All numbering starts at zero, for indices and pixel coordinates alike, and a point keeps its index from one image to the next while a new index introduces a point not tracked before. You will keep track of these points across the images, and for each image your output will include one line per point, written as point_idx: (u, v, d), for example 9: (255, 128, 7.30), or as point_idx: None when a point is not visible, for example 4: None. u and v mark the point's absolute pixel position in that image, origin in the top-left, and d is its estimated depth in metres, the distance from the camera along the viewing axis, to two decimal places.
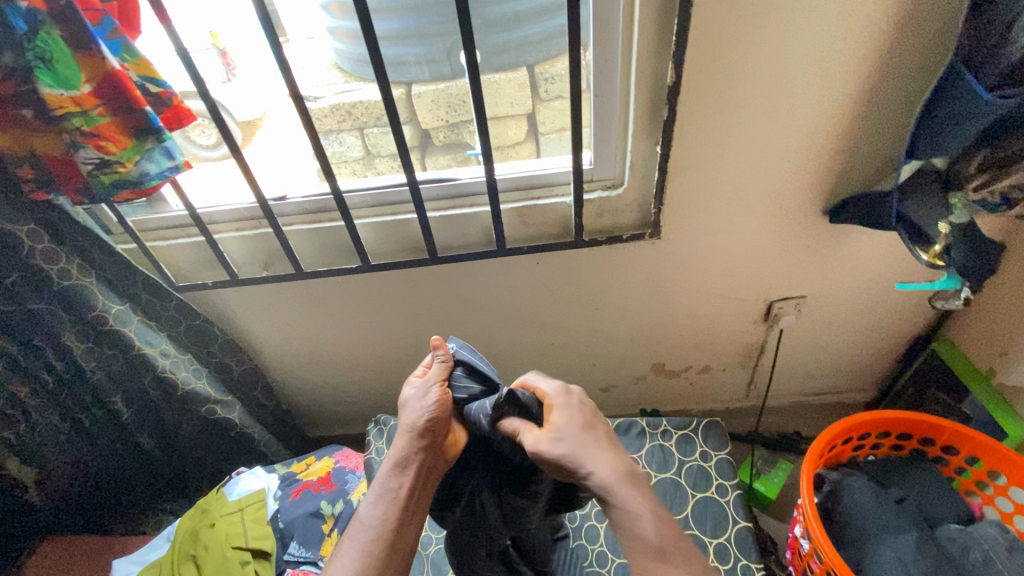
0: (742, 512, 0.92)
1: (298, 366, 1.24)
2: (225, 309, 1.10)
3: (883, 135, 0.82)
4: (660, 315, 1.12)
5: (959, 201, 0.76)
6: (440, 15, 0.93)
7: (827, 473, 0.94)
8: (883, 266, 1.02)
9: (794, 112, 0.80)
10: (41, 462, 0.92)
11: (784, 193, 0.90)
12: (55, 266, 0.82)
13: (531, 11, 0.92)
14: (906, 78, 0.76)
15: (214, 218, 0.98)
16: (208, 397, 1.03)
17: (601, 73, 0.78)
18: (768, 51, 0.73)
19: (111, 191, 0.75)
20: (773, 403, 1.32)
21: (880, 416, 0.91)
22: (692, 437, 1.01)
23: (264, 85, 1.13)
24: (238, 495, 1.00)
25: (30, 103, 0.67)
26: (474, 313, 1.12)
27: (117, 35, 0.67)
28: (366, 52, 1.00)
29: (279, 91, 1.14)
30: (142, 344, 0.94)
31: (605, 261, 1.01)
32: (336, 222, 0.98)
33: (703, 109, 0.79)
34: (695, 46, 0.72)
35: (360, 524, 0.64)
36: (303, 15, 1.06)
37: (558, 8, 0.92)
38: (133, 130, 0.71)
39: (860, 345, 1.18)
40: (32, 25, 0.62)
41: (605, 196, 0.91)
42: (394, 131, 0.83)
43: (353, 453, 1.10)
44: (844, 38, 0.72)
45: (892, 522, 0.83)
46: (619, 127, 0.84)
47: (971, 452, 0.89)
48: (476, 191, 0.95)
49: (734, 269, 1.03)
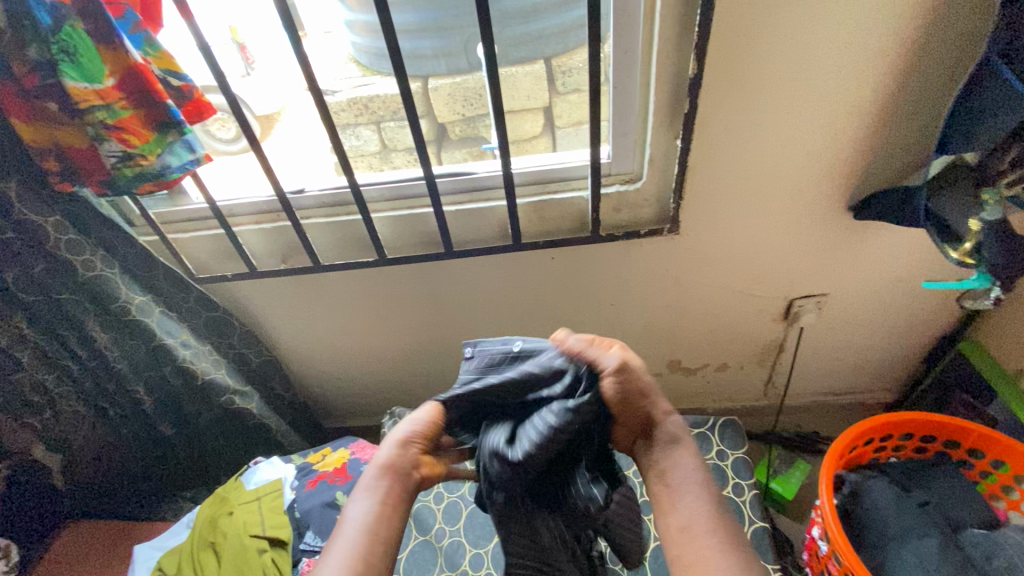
0: (759, 512, 0.90)
1: (314, 357, 1.25)
2: (244, 301, 1.12)
3: (911, 129, 0.80)
4: (677, 312, 1.11)
5: (992, 197, 0.72)
6: (458, 8, 0.93)
7: (845, 474, 0.92)
8: (909, 264, 1.00)
9: (820, 104, 0.77)
10: (64, 447, 0.94)
11: (808, 188, 0.88)
12: (80, 258, 0.84)
13: (549, 3, 0.91)
14: (940, 68, 0.73)
15: (234, 211, 0.99)
16: (227, 387, 1.04)
17: (621, 66, 0.77)
18: (794, 42, 0.71)
19: (133, 184, 0.76)
20: (792, 402, 1.30)
21: (903, 418, 0.89)
22: (708, 435, 1.00)
23: (283, 80, 1.12)
24: (256, 484, 1.01)
25: (55, 96, 0.68)
26: (489, 307, 1.12)
27: (139, 29, 0.68)
28: (383, 46, 1.00)
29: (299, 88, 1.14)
30: (163, 334, 0.95)
31: (622, 256, 1.00)
32: (352, 216, 0.99)
33: (726, 102, 0.77)
34: (718, 38, 0.71)
35: (340, 545, 0.55)
36: (323, 12, 1.04)
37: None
38: (156, 123, 0.72)
39: (883, 344, 1.16)
40: (56, 19, 0.62)
41: (622, 190, 0.90)
42: (411, 125, 0.82)
43: (369, 444, 1.09)
44: (874, 27, 0.70)
45: (915, 526, 0.81)
46: (638, 120, 0.83)
47: (997, 456, 0.87)
48: (492, 184, 0.95)
49: (754, 266, 1.01)
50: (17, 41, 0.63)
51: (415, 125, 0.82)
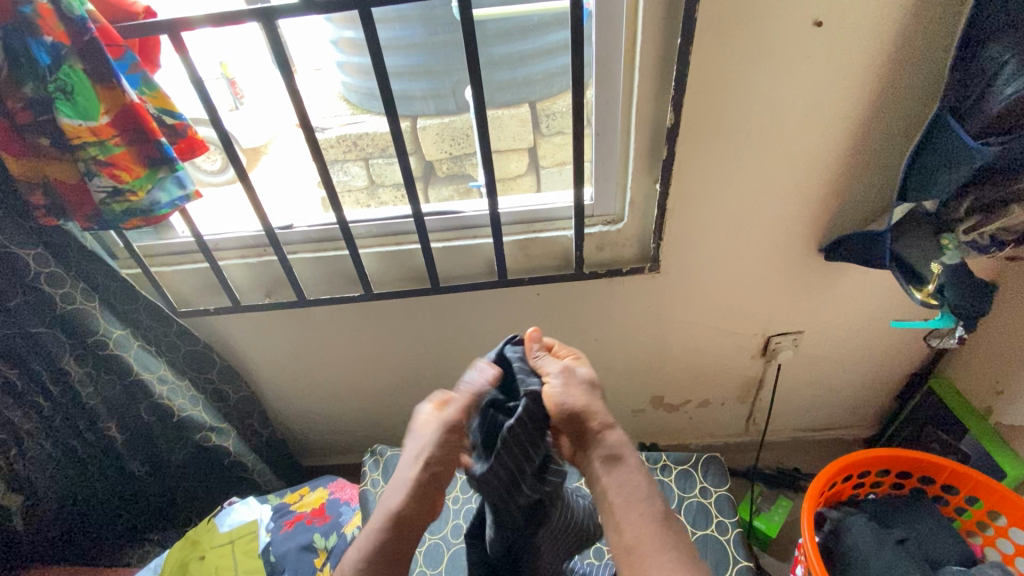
0: (743, 550, 0.90)
1: (293, 392, 1.23)
2: (225, 335, 1.10)
3: (874, 177, 0.85)
4: (659, 348, 1.13)
5: (951, 242, 0.77)
6: (447, 53, 0.98)
7: (826, 510, 0.92)
8: (880, 304, 1.04)
9: (789, 152, 0.82)
10: (27, 487, 0.90)
11: (780, 230, 0.92)
12: (59, 290, 0.83)
13: (533, 51, 0.96)
14: (896, 123, 0.79)
15: (220, 245, 1.00)
16: (203, 423, 1.03)
17: (602, 114, 0.81)
18: (762, 98, 0.76)
19: (121, 219, 0.75)
20: (772, 438, 1.32)
21: (879, 454, 0.89)
22: (691, 472, 1.00)
23: (271, 115, 1.14)
24: (229, 526, 0.95)
25: (47, 132, 0.68)
26: (475, 341, 1.12)
27: (137, 70, 0.70)
28: (371, 85, 1.04)
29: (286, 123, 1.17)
30: (140, 369, 0.94)
31: (605, 293, 1.02)
32: (340, 251, 0.99)
33: (700, 149, 0.81)
34: (693, 91, 0.75)
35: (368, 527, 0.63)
36: (316, 50, 1.05)
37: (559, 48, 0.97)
38: (147, 160, 0.73)
39: (858, 381, 1.19)
40: (55, 59, 0.64)
41: (605, 231, 0.93)
42: (402, 165, 0.83)
43: (348, 483, 1.07)
44: (835, 85, 0.75)
45: (896, 564, 0.80)
46: (619, 164, 0.86)
47: (972, 492, 0.87)
48: (479, 223, 0.97)
49: (732, 304, 1.04)
50: (14, 80, 0.64)
51: (405, 165, 0.83)
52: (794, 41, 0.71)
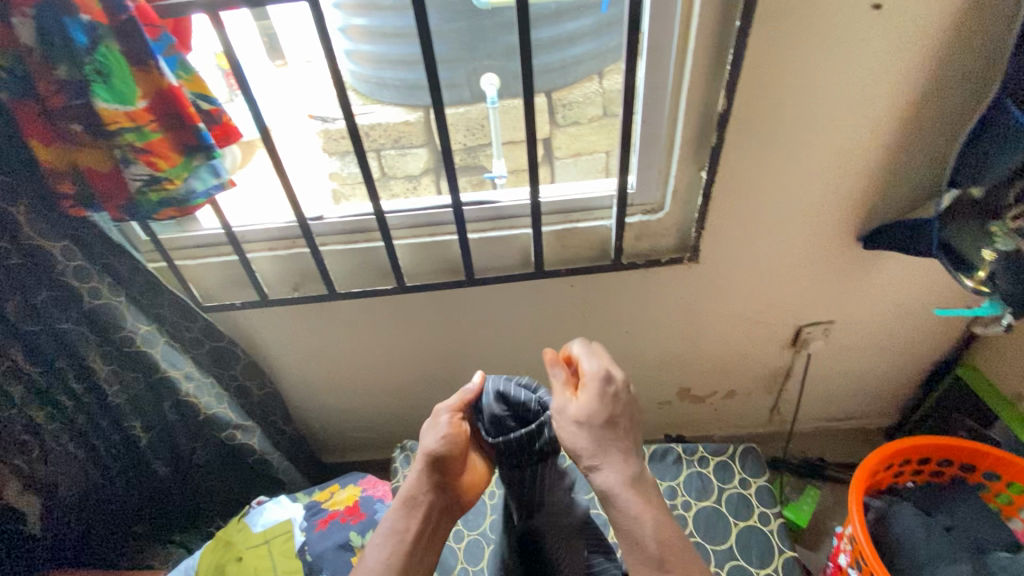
0: (787, 540, 0.89)
1: (316, 389, 1.20)
2: (249, 331, 1.07)
3: (921, 164, 0.84)
4: (692, 338, 1.12)
5: (1000, 229, 0.74)
6: (458, 40, 0.97)
7: (870, 500, 0.90)
8: (914, 293, 1.04)
9: (838, 139, 0.81)
10: (50, 490, 0.86)
11: (821, 219, 0.91)
12: (86, 285, 0.79)
13: (547, 39, 0.94)
14: (947, 110, 0.78)
15: (247, 237, 0.96)
16: (228, 422, 1.00)
17: (650, 101, 0.79)
18: (814, 83, 0.75)
19: (155, 209, 0.72)
20: (797, 428, 1.32)
21: (923, 442, 0.88)
22: (730, 463, 0.99)
23: (277, 100, 1.13)
24: (263, 526, 0.93)
25: (80, 117, 0.64)
26: (505, 334, 1.10)
27: (173, 52, 0.67)
28: (378, 73, 1.01)
29: (290, 113, 1.15)
30: (166, 366, 0.90)
31: (642, 283, 1.01)
32: (372, 242, 0.97)
33: (748, 136, 0.80)
34: (747, 77, 0.74)
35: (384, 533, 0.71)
36: (301, 42, 1.04)
37: (576, 35, 0.95)
38: (183, 147, 0.69)
39: (884, 370, 1.19)
40: (92, 39, 0.61)
41: (645, 220, 0.91)
42: (444, 153, 0.80)
43: (380, 480, 1.04)
44: (889, 71, 0.74)
45: (944, 550, 0.81)
46: (663, 152, 0.85)
47: (1013, 478, 0.86)
48: (516, 213, 0.94)
49: (767, 294, 1.04)
50: (48, 61, 0.61)
51: (447, 153, 0.80)
52: (852, 25, 0.70)
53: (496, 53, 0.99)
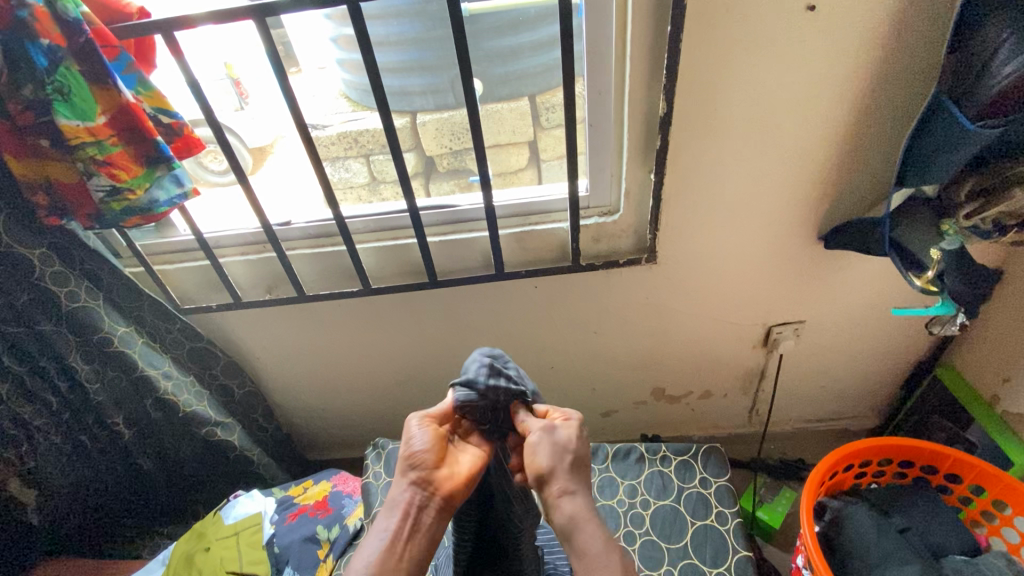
0: (742, 540, 0.90)
1: (297, 388, 1.24)
2: (229, 332, 1.12)
3: (873, 163, 0.84)
4: (660, 339, 1.12)
5: (951, 228, 0.77)
6: (445, 48, 0.93)
7: (828, 501, 0.91)
8: (883, 293, 1.02)
9: (785, 140, 0.81)
10: (42, 483, 0.92)
11: (777, 220, 0.92)
12: (64, 289, 0.85)
13: (529, 45, 0.94)
14: (893, 108, 0.78)
15: (220, 242, 1.00)
16: (208, 419, 1.04)
17: (595, 105, 0.81)
18: (753, 85, 0.75)
19: (121, 217, 0.76)
20: (775, 429, 1.31)
21: (883, 444, 0.88)
22: (691, 463, 1.00)
23: (277, 113, 1.11)
24: (234, 518, 0.98)
25: (47, 133, 0.69)
26: (475, 334, 1.13)
27: (132, 70, 0.71)
28: (369, 82, 0.98)
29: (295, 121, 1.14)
30: (145, 365, 0.95)
31: (603, 284, 1.02)
32: (338, 247, 1.00)
33: (692, 139, 0.81)
34: (684, 81, 0.75)
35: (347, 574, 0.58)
36: (317, 49, 1.01)
37: (555, 41, 0.94)
38: (144, 159, 0.73)
39: (861, 370, 1.17)
40: (52, 61, 0.65)
41: (601, 222, 0.93)
42: (395, 159, 0.83)
43: (350, 476, 1.09)
44: (829, 72, 0.75)
45: (896, 552, 0.80)
46: (613, 155, 0.87)
47: (975, 481, 0.86)
48: (476, 217, 0.97)
49: (731, 295, 1.04)
50: (13, 82, 0.65)
51: (399, 159, 0.83)
52: (786, 28, 0.71)
53: (476, 59, 0.95)
